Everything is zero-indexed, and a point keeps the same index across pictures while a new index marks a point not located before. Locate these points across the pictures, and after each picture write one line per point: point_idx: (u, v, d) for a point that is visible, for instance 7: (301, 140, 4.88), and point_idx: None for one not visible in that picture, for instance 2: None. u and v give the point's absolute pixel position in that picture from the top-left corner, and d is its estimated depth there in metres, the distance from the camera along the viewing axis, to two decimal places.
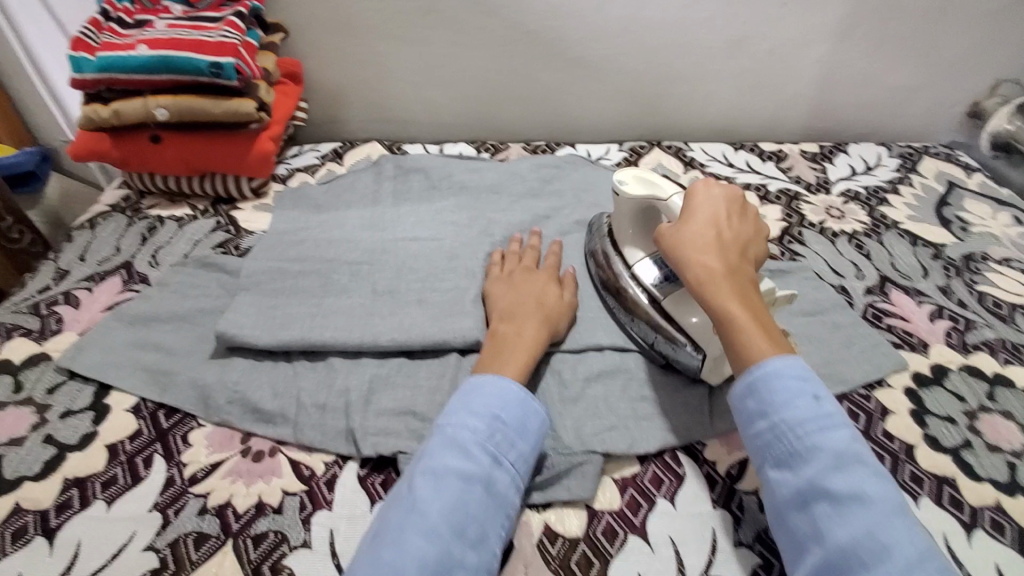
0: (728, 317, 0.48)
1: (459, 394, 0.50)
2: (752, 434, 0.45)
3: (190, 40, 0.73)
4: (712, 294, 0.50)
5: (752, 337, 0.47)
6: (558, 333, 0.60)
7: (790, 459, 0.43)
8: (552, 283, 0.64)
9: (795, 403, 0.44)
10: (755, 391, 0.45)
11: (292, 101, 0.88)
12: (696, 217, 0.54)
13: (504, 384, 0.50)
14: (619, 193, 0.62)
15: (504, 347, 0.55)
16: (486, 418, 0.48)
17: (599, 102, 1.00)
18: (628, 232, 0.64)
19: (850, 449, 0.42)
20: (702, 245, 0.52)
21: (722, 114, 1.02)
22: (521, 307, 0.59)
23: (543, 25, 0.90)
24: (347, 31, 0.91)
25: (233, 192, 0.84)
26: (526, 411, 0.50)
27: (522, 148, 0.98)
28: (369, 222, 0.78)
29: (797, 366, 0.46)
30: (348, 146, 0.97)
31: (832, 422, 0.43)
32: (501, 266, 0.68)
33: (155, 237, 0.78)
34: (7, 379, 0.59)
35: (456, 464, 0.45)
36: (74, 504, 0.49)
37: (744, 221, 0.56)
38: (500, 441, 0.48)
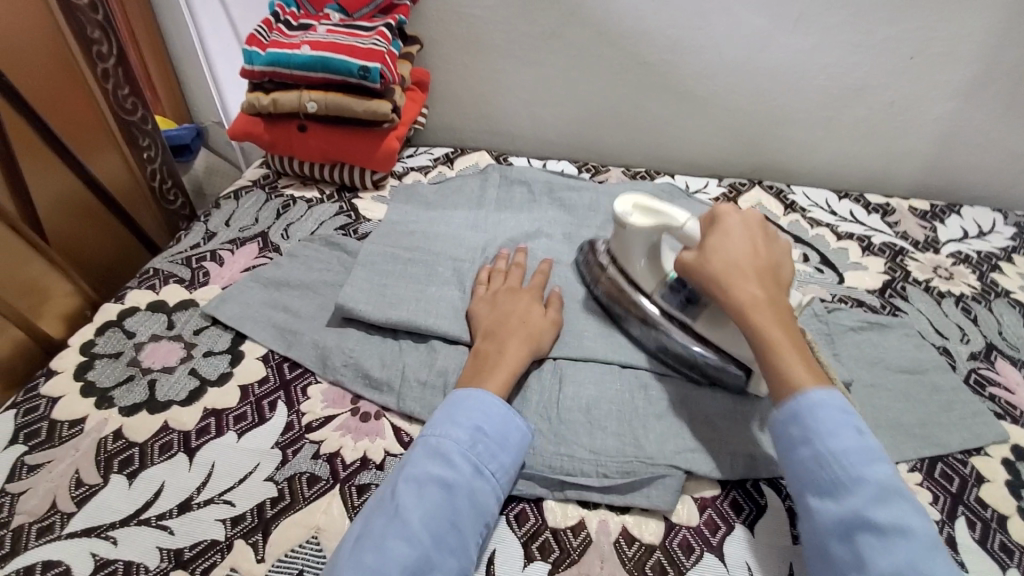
0: (774, 345, 0.52)
1: (443, 408, 0.54)
2: (792, 458, 0.49)
3: (346, 46, 0.83)
4: (756, 323, 0.53)
5: (794, 363, 0.51)
6: (543, 350, 0.62)
7: (832, 488, 0.46)
8: (537, 302, 0.65)
9: (839, 434, 0.47)
10: (800, 420, 0.49)
11: (417, 107, 0.97)
12: (727, 240, 0.57)
13: (489, 400, 0.54)
14: (625, 224, 0.62)
15: (485, 365, 0.58)
16: (468, 431, 0.52)
17: (704, 137, 1.02)
18: (637, 266, 0.64)
19: (890, 482, 0.45)
20: (740, 271, 0.55)
21: (827, 161, 1.01)
22: (503, 325, 0.62)
23: (661, 57, 0.94)
24: (475, 48, 0.99)
25: (356, 182, 0.92)
26: (506, 423, 0.53)
27: (623, 173, 1.01)
28: (474, 224, 0.84)
29: (838, 399, 0.49)
30: (459, 153, 1.04)
31: (874, 457, 0.46)
32: (487, 285, 0.69)
33: (289, 213, 0.87)
34: (161, 317, 0.68)
35: (438, 472, 0.49)
36: (211, 431, 0.56)
37: (772, 243, 0.59)
38: (482, 451, 0.51)
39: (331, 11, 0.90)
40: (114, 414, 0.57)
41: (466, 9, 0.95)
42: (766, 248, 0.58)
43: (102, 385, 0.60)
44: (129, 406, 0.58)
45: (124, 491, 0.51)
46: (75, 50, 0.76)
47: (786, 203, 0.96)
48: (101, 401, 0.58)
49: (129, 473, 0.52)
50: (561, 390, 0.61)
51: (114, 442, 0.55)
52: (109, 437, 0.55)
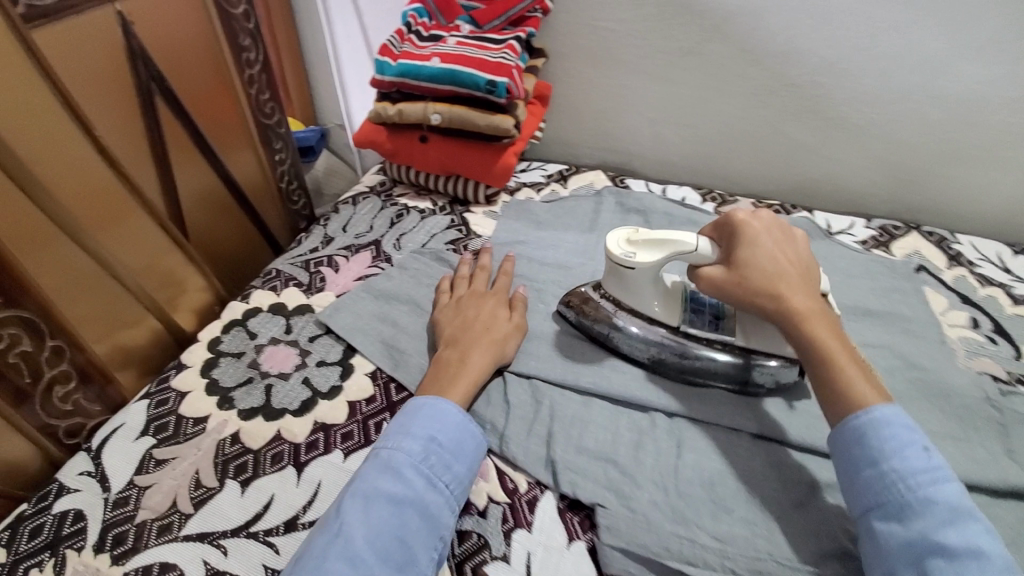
0: (831, 359, 0.50)
1: (396, 419, 0.52)
2: (856, 477, 0.46)
3: (476, 59, 0.81)
4: (812, 335, 0.51)
5: (852, 378, 0.49)
6: (506, 356, 0.62)
7: (900, 511, 0.43)
8: (500, 307, 0.65)
9: (904, 451, 0.45)
10: (863, 441, 0.46)
11: (536, 121, 0.94)
12: (754, 253, 0.54)
13: (447, 408, 0.52)
14: (633, 265, 0.58)
15: (446, 372, 0.57)
16: (422, 441, 0.49)
17: (851, 171, 0.91)
18: (655, 304, 0.61)
19: (961, 503, 0.42)
20: (781, 278, 0.53)
21: (1005, 209, 0.86)
22: (466, 333, 0.61)
23: (812, 80, 0.84)
24: (602, 62, 0.94)
25: (469, 196, 0.91)
26: (462, 432, 0.51)
27: (753, 205, 0.92)
28: (587, 252, 0.79)
29: (900, 412, 0.47)
30: (573, 171, 1.00)
31: (942, 475, 0.44)
32: (450, 292, 0.69)
33: (402, 223, 0.87)
34: (280, 319, 0.70)
35: (386, 486, 0.46)
36: (319, 446, 0.56)
37: (792, 242, 0.56)
38: (435, 463, 0.49)
39: (462, 22, 0.89)
40: (234, 416, 0.59)
41: (597, 23, 0.90)
42: (794, 248, 0.56)
43: (225, 384, 0.62)
44: (247, 409, 0.59)
45: (237, 499, 0.52)
46: (227, 56, 0.80)
47: (949, 253, 0.84)
48: (223, 401, 0.60)
49: (242, 480, 0.53)
50: (680, 456, 0.55)
51: (231, 446, 0.56)
52: (227, 439, 0.57)
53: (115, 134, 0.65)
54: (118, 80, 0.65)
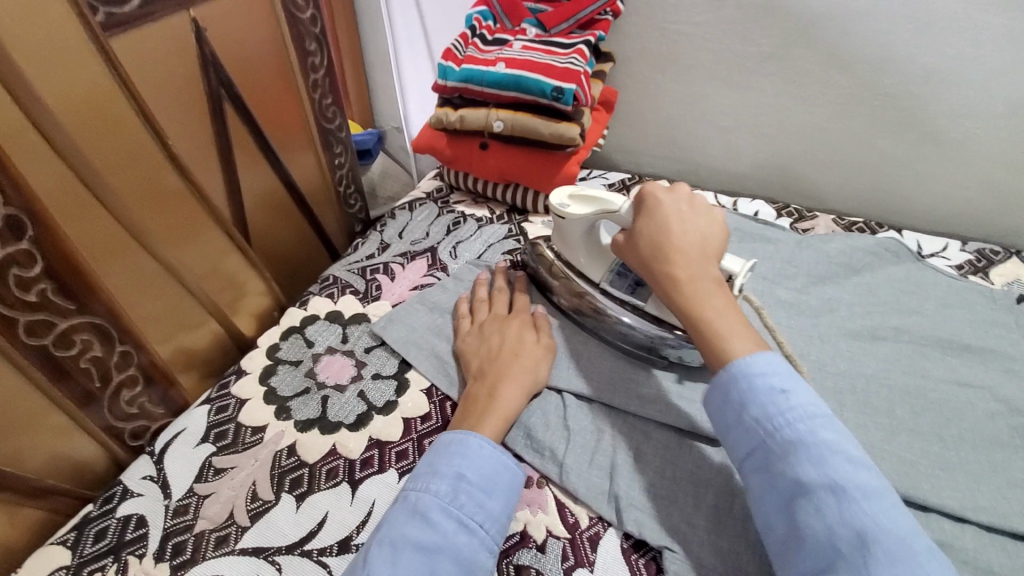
0: (707, 327, 0.50)
1: (424, 458, 0.51)
2: (727, 432, 0.47)
3: (543, 64, 0.78)
4: (682, 302, 0.51)
5: (726, 342, 0.48)
6: (540, 381, 0.59)
7: (767, 459, 0.44)
8: (527, 329, 0.62)
9: (764, 398, 0.45)
10: (732, 398, 0.47)
11: (601, 128, 0.90)
12: (652, 225, 0.54)
13: (474, 442, 0.50)
14: (563, 215, 0.64)
15: (476, 409, 0.54)
16: (450, 481, 0.47)
17: (947, 188, 0.83)
18: (583, 257, 0.66)
19: (821, 439, 0.42)
20: (663, 247, 0.53)
21: None
22: (493, 365, 0.58)
23: (908, 88, 0.77)
24: (672, 67, 0.89)
25: (528, 205, 0.88)
26: (495, 470, 0.49)
27: (833, 222, 0.86)
28: None
29: (768, 370, 0.46)
30: (636, 180, 0.96)
31: (807, 415, 0.44)
32: (472, 316, 0.66)
33: (458, 231, 0.86)
34: (337, 328, 0.69)
35: (416, 533, 0.44)
36: (374, 464, 0.55)
37: (698, 215, 0.55)
38: (464, 502, 0.47)
39: (528, 25, 0.87)
40: (291, 427, 0.58)
41: (669, 26, 0.86)
42: (693, 220, 0.55)
43: (283, 393, 0.61)
44: (304, 421, 0.59)
45: (292, 515, 0.51)
46: (294, 59, 0.81)
47: None
48: (281, 411, 0.60)
49: (297, 494, 0.53)
50: None
51: (288, 458, 0.56)
52: (284, 451, 0.56)
53: (185, 142, 0.66)
54: (191, 88, 0.65)
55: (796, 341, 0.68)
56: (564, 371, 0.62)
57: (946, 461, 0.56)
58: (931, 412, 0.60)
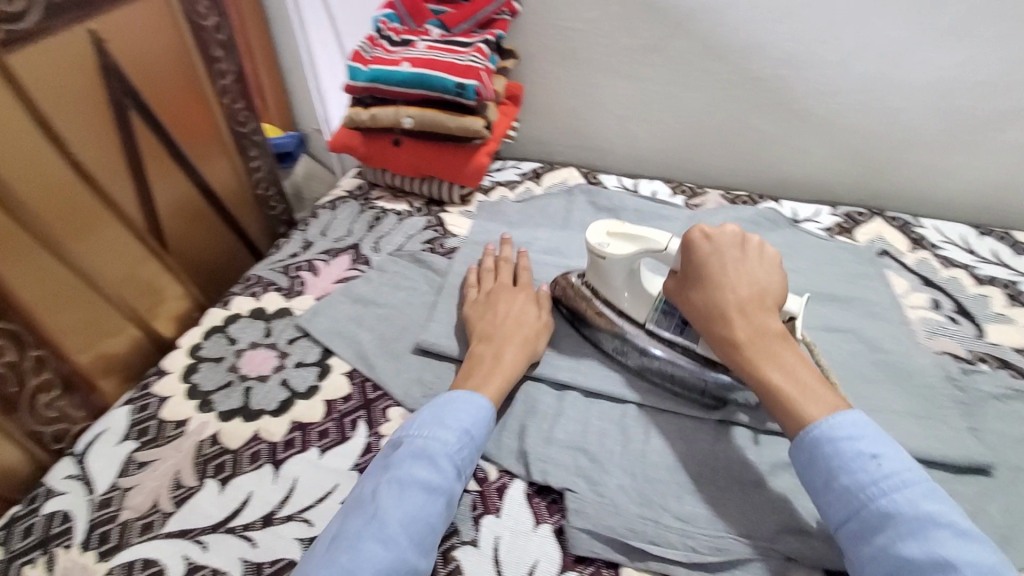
0: (775, 389, 0.51)
1: (430, 409, 0.55)
2: (815, 494, 0.48)
3: (445, 62, 0.83)
4: (745, 367, 0.53)
5: (799, 407, 0.50)
6: (539, 351, 0.64)
7: (864, 529, 0.44)
8: (531, 303, 0.67)
9: (854, 464, 0.46)
10: (817, 464, 0.48)
11: (508, 121, 0.95)
12: (704, 280, 0.56)
13: (480, 403, 0.55)
14: (602, 254, 0.61)
15: (477, 369, 0.60)
16: (457, 432, 0.53)
17: (817, 160, 0.94)
18: (624, 295, 0.63)
19: (920, 511, 0.43)
20: (723, 307, 0.55)
21: (965, 191, 0.89)
22: (500, 330, 0.63)
23: (774, 72, 0.87)
24: (571, 63, 0.96)
25: (444, 196, 0.93)
26: (488, 429, 0.55)
27: (721, 196, 0.95)
28: (555, 248, 0.84)
29: (852, 430, 0.48)
30: (547, 169, 1.02)
31: (898, 482, 0.45)
32: (477, 288, 0.71)
33: (380, 226, 0.89)
34: (260, 323, 0.72)
35: (422, 474, 0.50)
36: (296, 444, 0.58)
37: (749, 261, 0.56)
38: (464, 456, 0.53)
39: (431, 27, 0.91)
40: (214, 418, 0.61)
41: (566, 23, 0.92)
42: (748, 273, 0.56)
43: (205, 388, 0.64)
44: (226, 412, 0.61)
45: (215, 498, 0.54)
46: (199, 67, 0.82)
47: (913, 237, 0.86)
48: (203, 404, 0.62)
49: (221, 478, 0.55)
50: (647, 442, 0.58)
51: (211, 446, 0.58)
52: (207, 440, 0.59)
53: (94, 151, 0.67)
54: (93, 99, 0.67)
55: None
56: None
57: None
58: None
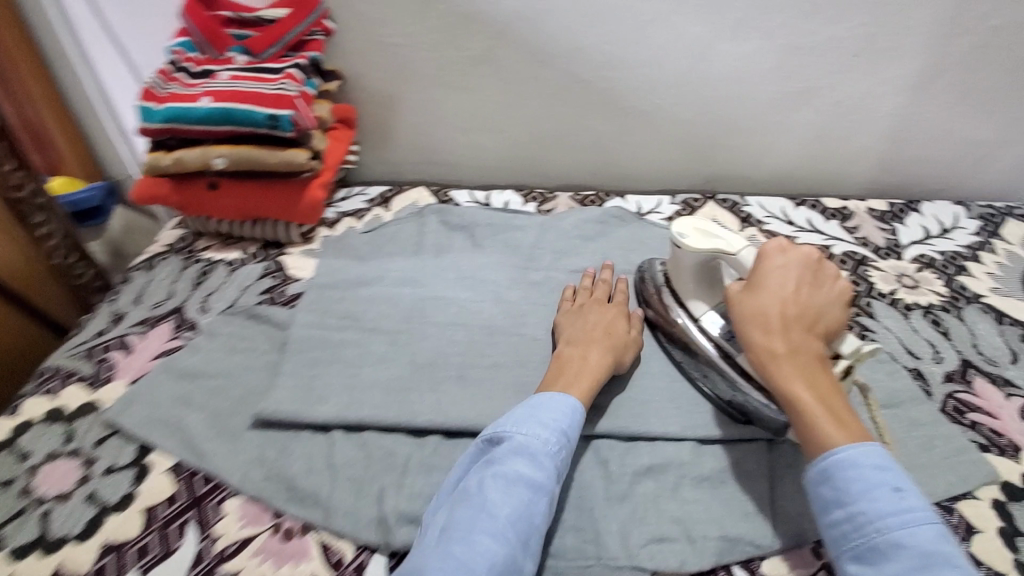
0: (798, 401, 0.53)
1: (526, 408, 0.56)
2: (827, 516, 0.48)
3: (251, 92, 0.74)
4: (774, 375, 0.54)
5: (819, 421, 0.51)
6: (624, 363, 0.66)
7: (870, 554, 0.45)
8: (621, 317, 0.70)
9: (874, 493, 0.46)
10: (830, 478, 0.48)
11: (343, 147, 0.89)
12: (759, 291, 0.58)
13: (571, 403, 0.57)
14: (681, 245, 0.66)
15: (567, 367, 0.62)
16: (555, 433, 0.54)
17: (652, 153, 0.98)
18: (689, 287, 0.68)
19: (933, 547, 0.43)
20: (765, 317, 0.56)
21: (781, 166, 0.98)
22: (589, 334, 0.66)
23: (598, 74, 0.89)
24: (402, 80, 0.91)
25: (282, 236, 0.84)
26: (581, 428, 0.57)
27: (571, 199, 0.97)
28: (409, 278, 0.80)
29: (872, 457, 0.48)
30: (395, 191, 0.97)
31: (914, 517, 0.45)
32: (572, 300, 0.74)
33: (207, 282, 0.79)
34: (59, 428, 0.62)
35: (525, 471, 0.51)
36: (108, 572, 0.51)
37: (820, 287, 0.58)
38: (562, 456, 0.54)
39: (235, 53, 0.82)
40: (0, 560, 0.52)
41: (388, 39, 0.86)
42: (808, 295, 0.57)
43: None
44: (18, 548, 0.52)
45: None
46: None
47: (742, 216, 0.93)
48: None
49: None
50: None
51: None
52: None
53: None
54: None
55: (546, 316, 0.75)
56: (329, 406, 0.62)
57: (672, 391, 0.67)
58: (657, 350, 0.70)
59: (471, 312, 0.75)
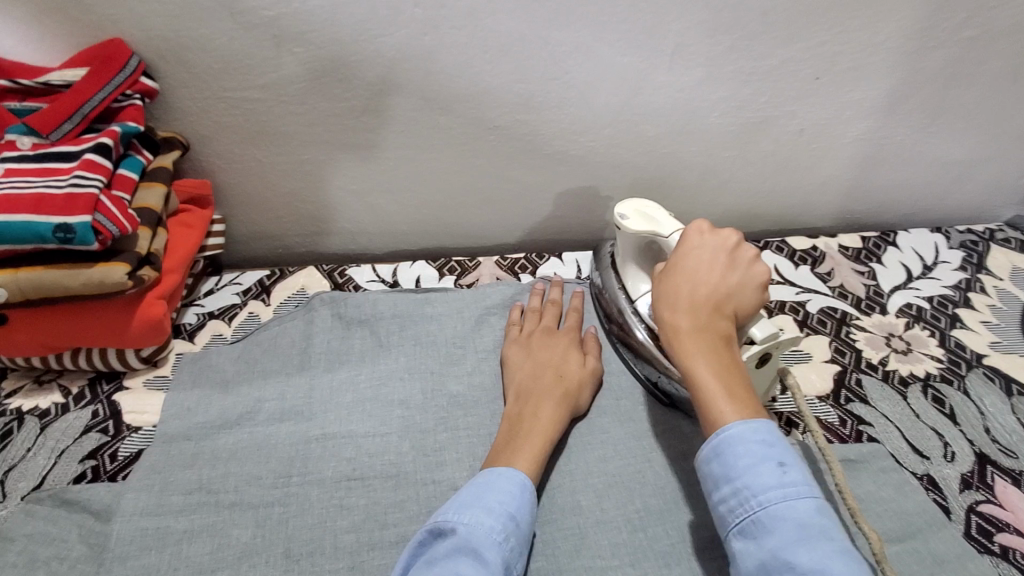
0: (693, 379, 0.48)
1: (471, 489, 0.50)
2: (716, 493, 0.45)
3: (29, 196, 0.54)
4: (676, 352, 0.50)
5: (711, 400, 0.47)
6: (581, 406, 0.61)
7: (754, 529, 0.42)
8: (573, 350, 0.64)
9: (760, 467, 0.43)
10: (718, 454, 0.45)
11: (196, 238, 0.69)
12: (672, 265, 0.55)
13: (515, 477, 0.51)
14: (619, 226, 0.63)
15: (518, 433, 0.56)
16: (503, 518, 0.47)
17: (589, 201, 0.82)
18: (629, 266, 0.67)
19: (813, 521, 0.40)
20: (672, 291, 0.53)
21: (739, 203, 0.84)
22: (539, 385, 0.60)
23: (513, 118, 0.72)
24: (266, 139, 0.71)
25: (116, 366, 0.64)
26: (531, 513, 0.50)
27: (496, 265, 0.81)
28: (288, 409, 0.61)
29: (762, 431, 0.44)
30: (278, 275, 0.78)
31: (799, 491, 0.42)
32: (520, 325, 0.69)
33: (8, 449, 0.58)
34: None
35: (468, 570, 0.43)
36: None
37: (737, 263, 0.53)
38: (511, 548, 0.47)
39: (16, 134, 0.59)
40: None
41: (235, 93, 0.66)
42: (723, 270, 0.53)
43: None
44: None
45: None
46: None
47: None
48: None
49: None
50: None
51: None
52: None
53: None
54: None
55: (468, 448, 0.58)
56: None
57: (633, 550, 0.51)
58: (608, 489, 0.55)
59: (370, 455, 0.57)
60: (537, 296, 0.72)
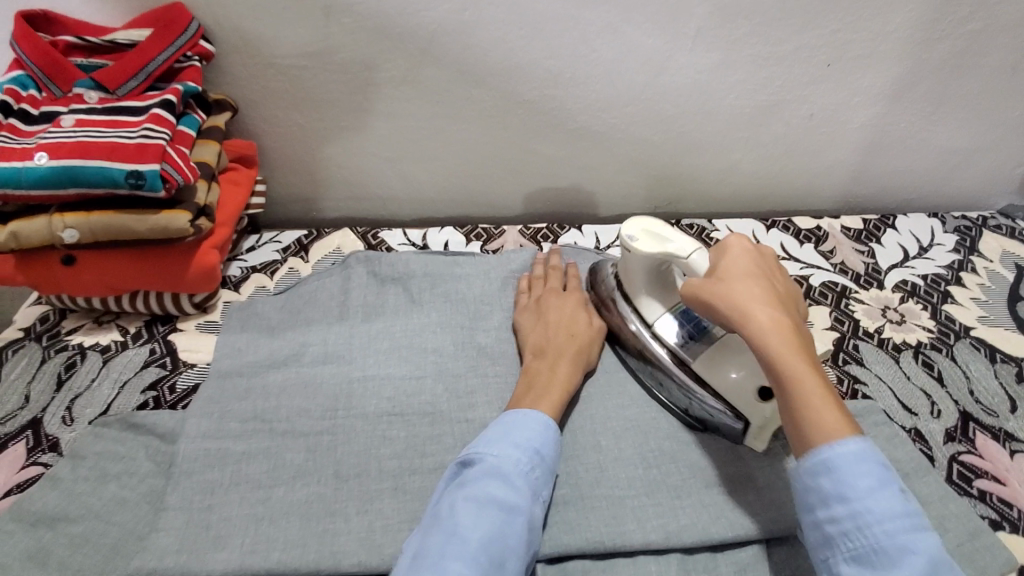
0: (799, 383, 0.46)
1: (498, 426, 0.55)
2: (825, 509, 0.44)
3: (101, 144, 0.58)
4: (777, 352, 0.47)
5: (822, 407, 0.45)
6: (593, 359, 0.66)
7: (873, 558, 0.42)
8: (580, 309, 0.69)
9: (880, 496, 0.43)
10: (834, 471, 0.44)
11: (242, 195, 0.73)
12: (734, 267, 0.53)
13: (536, 417, 0.55)
14: (630, 248, 0.61)
15: (535, 383, 0.61)
16: (528, 452, 0.53)
17: (609, 176, 0.87)
18: (641, 288, 0.65)
19: (936, 553, 0.41)
20: (750, 288, 0.51)
21: (749, 183, 0.89)
22: (553, 342, 0.64)
23: (542, 93, 0.76)
24: (309, 106, 0.76)
25: (171, 309, 0.69)
26: (556, 448, 0.55)
27: (520, 233, 0.86)
28: (330, 353, 0.66)
29: (869, 442, 0.45)
30: (315, 235, 0.83)
31: (917, 520, 0.42)
32: (529, 292, 0.73)
33: (74, 379, 0.63)
34: None
35: (498, 493, 0.49)
36: None
37: (776, 270, 0.56)
38: (537, 476, 0.52)
39: (83, 89, 0.63)
40: None
41: (284, 60, 0.71)
42: (773, 275, 0.54)
43: None
44: None
45: None
46: None
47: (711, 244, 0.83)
48: None
49: None
50: None
51: None
52: None
53: None
54: None
55: (497, 392, 0.64)
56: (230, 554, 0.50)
57: (648, 483, 0.57)
58: (625, 432, 0.61)
59: (408, 394, 0.63)
60: (539, 265, 0.77)
